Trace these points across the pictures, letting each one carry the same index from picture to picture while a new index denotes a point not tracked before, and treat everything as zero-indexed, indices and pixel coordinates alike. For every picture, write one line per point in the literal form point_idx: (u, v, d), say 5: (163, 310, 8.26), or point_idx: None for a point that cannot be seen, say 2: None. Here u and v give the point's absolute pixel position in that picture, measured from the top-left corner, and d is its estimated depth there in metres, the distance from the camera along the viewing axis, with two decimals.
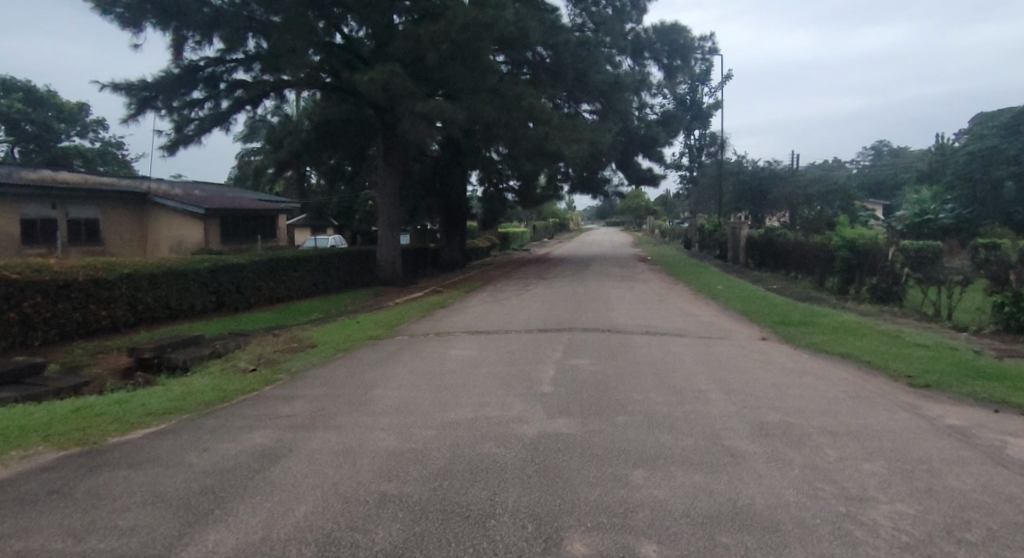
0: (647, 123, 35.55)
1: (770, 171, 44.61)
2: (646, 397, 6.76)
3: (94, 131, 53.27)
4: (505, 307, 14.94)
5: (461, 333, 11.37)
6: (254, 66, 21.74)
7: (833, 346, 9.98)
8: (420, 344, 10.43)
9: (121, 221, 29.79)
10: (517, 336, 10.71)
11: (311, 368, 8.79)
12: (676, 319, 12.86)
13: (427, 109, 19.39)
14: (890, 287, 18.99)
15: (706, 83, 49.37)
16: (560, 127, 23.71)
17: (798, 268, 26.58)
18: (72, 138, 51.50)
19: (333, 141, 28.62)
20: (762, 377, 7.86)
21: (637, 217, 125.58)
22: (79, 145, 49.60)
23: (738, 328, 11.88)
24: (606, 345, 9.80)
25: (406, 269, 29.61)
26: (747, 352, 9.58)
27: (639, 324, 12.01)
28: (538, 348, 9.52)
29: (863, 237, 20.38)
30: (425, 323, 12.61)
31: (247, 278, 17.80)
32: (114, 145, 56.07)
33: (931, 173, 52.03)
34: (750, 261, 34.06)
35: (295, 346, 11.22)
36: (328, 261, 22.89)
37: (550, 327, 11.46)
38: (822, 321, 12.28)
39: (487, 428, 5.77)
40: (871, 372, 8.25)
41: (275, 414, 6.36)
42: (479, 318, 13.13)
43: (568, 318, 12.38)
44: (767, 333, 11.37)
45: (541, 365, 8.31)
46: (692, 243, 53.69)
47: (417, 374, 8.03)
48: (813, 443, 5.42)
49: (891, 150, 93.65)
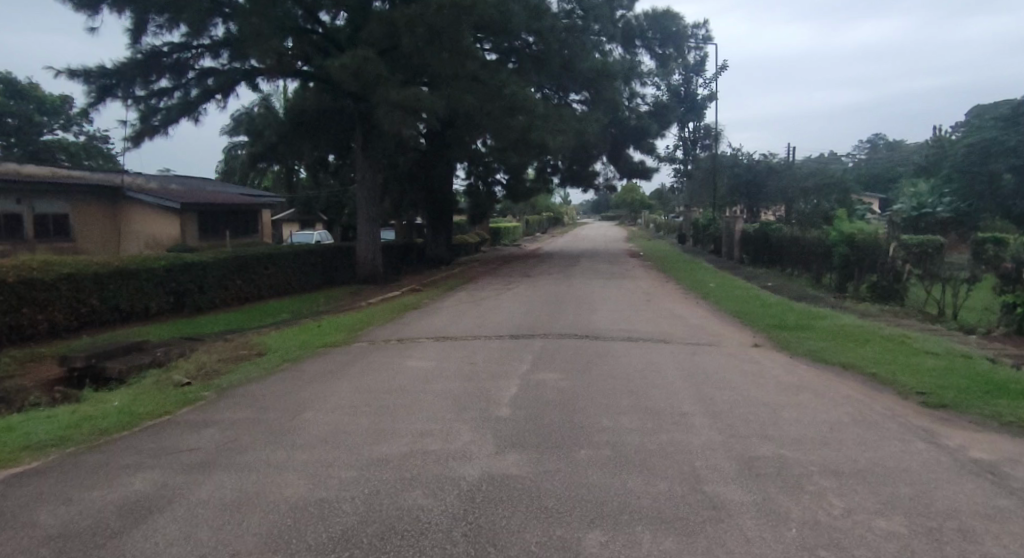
0: (638, 114, 34.54)
1: (765, 164, 43.70)
2: (617, 423, 5.79)
3: (77, 124, 51.85)
4: (481, 309, 13.90)
5: (427, 339, 10.34)
6: (222, 53, 20.58)
7: (832, 354, 9.05)
8: (378, 352, 9.42)
9: (93, 216, 28.61)
10: (487, 344, 9.71)
11: (247, 382, 7.75)
12: (662, 323, 11.87)
13: (403, 98, 18.27)
14: (891, 285, 18.12)
15: (700, 74, 48.43)
16: (545, 116, 22.66)
17: (793, 264, 25.71)
18: (55, 132, 50.05)
19: (311, 132, 27.47)
20: (753, 396, 6.87)
21: (632, 211, 124.65)
22: (61, 139, 48.24)
23: (728, 333, 10.94)
24: (583, 355, 8.81)
25: (389, 267, 28.55)
26: (737, 363, 8.60)
27: (622, 329, 11.02)
28: (505, 360, 8.53)
29: (862, 232, 19.49)
30: (390, 327, 11.62)
31: (211, 277, 16.71)
32: (98, 138, 54.69)
33: (929, 166, 51.12)
34: (745, 256, 33.15)
35: (245, 353, 10.18)
36: (303, 258, 21.83)
37: (525, 333, 10.47)
38: (818, 325, 11.35)
39: (421, 467, 4.77)
40: (875, 388, 7.31)
41: (176, 447, 5.30)
42: (450, 321, 12.16)
43: (545, 322, 11.41)
44: (761, 339, 10.43)
45: (505, 381, 7.33)
46: (686, 239, 52.80)
47: (362, 392, 7.02)
48: (812, 488, 4.44)
49: (887, 143, 92.55)
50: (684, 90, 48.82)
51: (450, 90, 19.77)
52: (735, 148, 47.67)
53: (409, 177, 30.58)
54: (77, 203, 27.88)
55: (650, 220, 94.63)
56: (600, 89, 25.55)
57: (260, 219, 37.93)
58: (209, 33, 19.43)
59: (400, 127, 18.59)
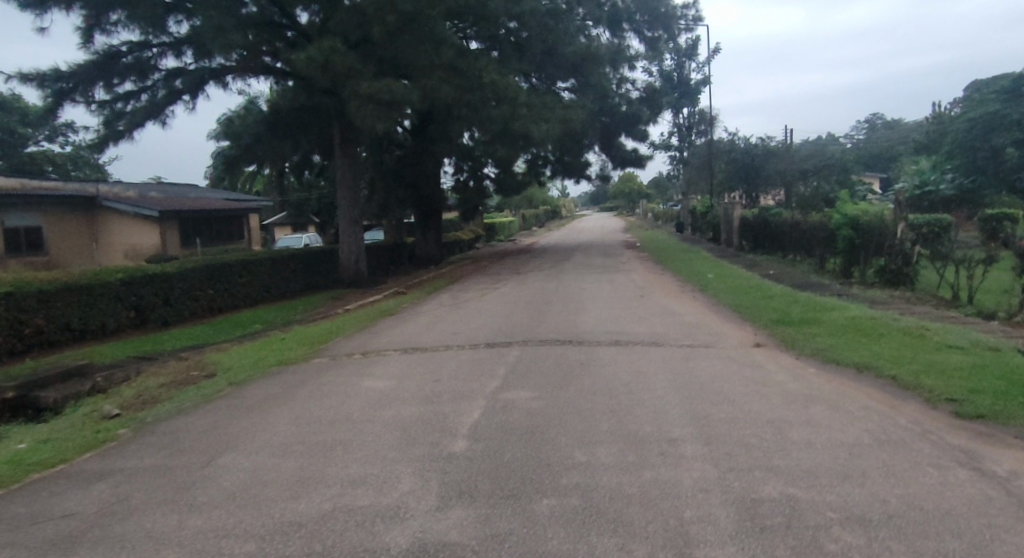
0: (629, 101, 33.48)
1: (763, 147, 42.61)
2: (592, 458, 4.77)
3: (63, 135, 50.81)
4: (462, 313, 12.90)
5: (394, 352, 9.31)
6: (185, 53, 19.45)
7: (844, 354, 8.02)
8: (336, 370, 8.39)
9: (69, 227, 27.60)
10: (458, 356, 8.69)
11: (177, 414, 6.73)
12: (654, 322, 10.84)
13: (375, 90, 17.17)
14: (900, 269, 17.10)
15: (693, 58, 47.38)
16: (529, 105, 21.57)
17: (795, 250, 24.69)
18: (40, 143, 49.02)
19: (289, 131, 26.37)
20: (756, 412, 5.84)
21: (629, 202, 123.64)
22: (46, 150, 47.23)
23: (728, 332, 9.90)
24: (565, 366, 7.78)
25: (375, 268, 27.54)
26: (738, 369, 7.57)
27: (610, 331, 9.99)
28: (473, 374, 7.51)
29: (867, 213, 18.45)
30: (358, 338, 10.61)
31: (177, 288, 15.71)
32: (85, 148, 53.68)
33: (929, 144, 49.99)
34: (744, 243, 32.13)
35: (194, 374, 9.19)
36: (281, 263, 20.83)
37: (502, 340, 9.45)
38: (826, 318, 10.32)
39: (336, 535, 3.73)
40: (895, 395, 6.32)
41: (48, 512, 4.28)
42: (424, 328, 11.17)
43: (526, 327, 10.40)
44: (763, 337, 9.40)
45: (469, 403, 6.30)
46: (684, 227, 51.80)
47: (301, 422, 6.00)
48: (834, 549, 3.42)
49: (885, 123, 91.03)
50: (676, 76, 47.81)
51: (426, 80, 18.69)
52: (731, 133, 46.64)
53: (394, 174, 29.54)
54: (50, 215, 26.84)
55: (647, 209, 93.69)
56: (586, 74, 24.46)
57: (246, 224, 36.85)
58: (168, 30, 18.28)
59: (374, 121, 17.54)
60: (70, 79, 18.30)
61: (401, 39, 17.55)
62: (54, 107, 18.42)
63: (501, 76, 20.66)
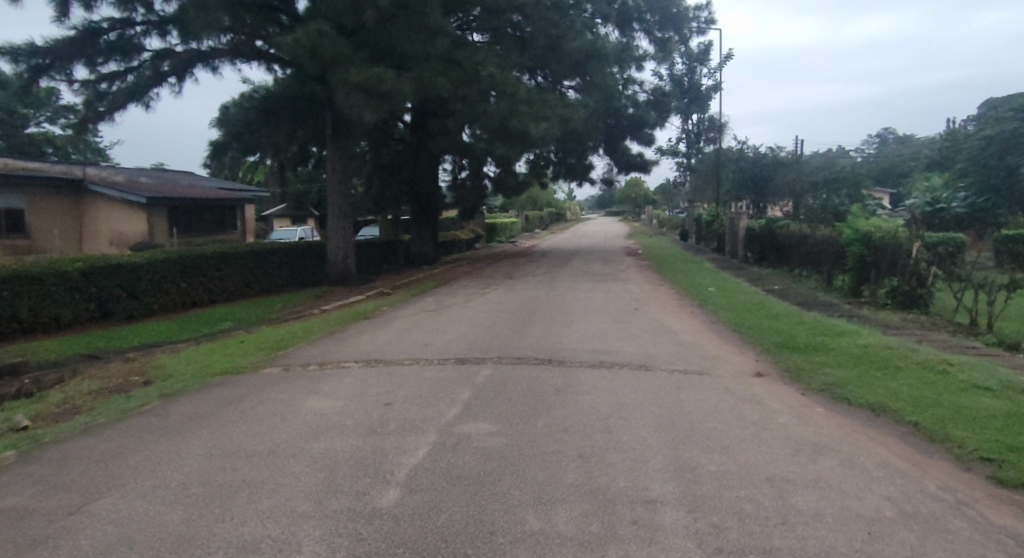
0: (636, 104, 32.57)
1: (772, 157, 41.66)
2: (549, 526, 3.79)
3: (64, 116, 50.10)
4: (441, 320, 11.98)
5: (352, 365, 8.34)
6: (171, 34, 18.55)
7: (857, 391, 7.05)
8: (282, 384, 7.42)
9: (53, 211, 26.76)
10: (423, 373, 7.74)
11: (82, 432, 5.81)
12: (646, 342, 9.89)
13: (365, 78, 16.26)
14: (914, 291, 16.18)
15: (705, 64, 46.51)
16: (529, 101, 20.61)
17: (802, 264, 23.71)
18: (40, 123, 48.33)
19: (282, 120, 25.48)
20: (753, 468, 4.85)
21: (635, 207, 122.62)
22: (46, 131, 46.56)
23: (725, 357, 8.94)
24: (537, 393, 6.82)
25: (365, 266, 26.66)
26: (735, 406, 6.61)
27: (596, 351, 9.03)
28: (431, 398, 6.56)
29: (881, 229, 17.49)
30: (322, 345, 9.70)
31: (144, 281, 14.84)
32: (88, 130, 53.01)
33: (943, 160, 48.87)
34: (750, 255, 31.15)
35: (133, 379, 8.30)
36: (264, 257, 19.93)
37: (474, 356, 8.51)
38: (835, 345, 9.37)
39: None
40: (918, 449, 5.35)
41: None
42: (396, 337, 10.26)
43: (504, 342, 9.47)
44: (765, 366, 8.43)
45: (418, 438, 5.34)
46: (689, 235, 50.95)
47: (211, 455, 5.01)
48: None
49: (895, 138, 90.01)
50: (687, 81, 46.98)
51: (421, 70, 17.78)
52: (740, 141, 45.68)
53: (390, 170, 28.66)
54: (34, 197, 25.95)
55: (653, 215, 92.69)
56: (591, 73, 23.54)
57: (239, 214, 36.02)
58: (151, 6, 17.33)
59: (363, 111, 16.60)
60: (47, 55, 17.36)
61: (395, 26, 16.65)
62: (29, 84, 17.48)
63: (500, 70, 19.74)
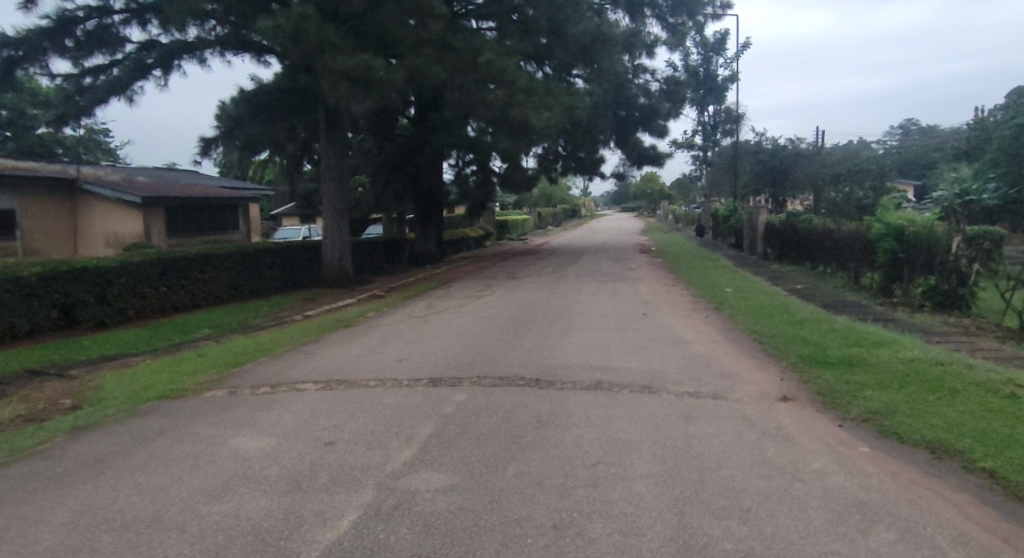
0: (649, 93, 31.12)
1: (792, 149, 39.95)
2: None
3: None
4: (426, 329, 10.79)
5: (309, 388, 7.15)
6: (153, 24, 17.60)
7: (908, 423, 5.73)
8: (218, 414, 6.22)
9: (47, 212, 26.13)
10: (385, 398, 6.53)
11: None
12: (652, 356, 8.60)
13: (350, 65, 15.12)
14: (953, 291, 14.78)
15: (721, 53, 44.98)
16: (531, 89, 19.31)
17: (827, 262, 22.17)
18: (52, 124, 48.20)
19: (276, 116, 24.49)
20: (783, 546, 3.58)
21: (651, 202, 120.83)
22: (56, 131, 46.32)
23: (743, 376, 7.61)
24: (515, 428, 5.58)
25: (365, 267, 25.60)
26: (759, 444, 5.33)
27: (593, 369, 7.75)
28: (385, 434, 5.35)
29: (914, 223, 16.00)
30: (286, 360, 8.60)
31: (116, 285, 13.94)
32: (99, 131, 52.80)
33: (971, 149, 46.58)
34: (770, 251, 29.57)
35: (63, 402, 7.28)
36: (253, 258, 18.91)
37: (450, 376, 7.31)
38: (874, 359, 8.01)
39: None
40: (1003, 512, 4.03)
41: None
42: (370, 349, 9.14)
43: (488, 357, 8.29)
44: (793, 388, 7.10)
45: (348, 499, 4.11)
46: (705, 231, 49.43)
47: (73, 523, 3.84)
48: None
49: (919, 129, 87.26)
50: (702, 71, 45.49)
51: (412, 56, 16.59)
52: (758, 133, 43.95)
53: (391, 166, 27.53)
54: (26, 197, 25.31)
55: (669, 210, 90.83)
56: (598, 60, 22.21)
57: (241, 213, 35.23)
58: None
59: (349, 101, 15.45)
60: (20, 47, 16.49)
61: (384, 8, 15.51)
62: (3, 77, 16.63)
63: (499, 57, 18.45)
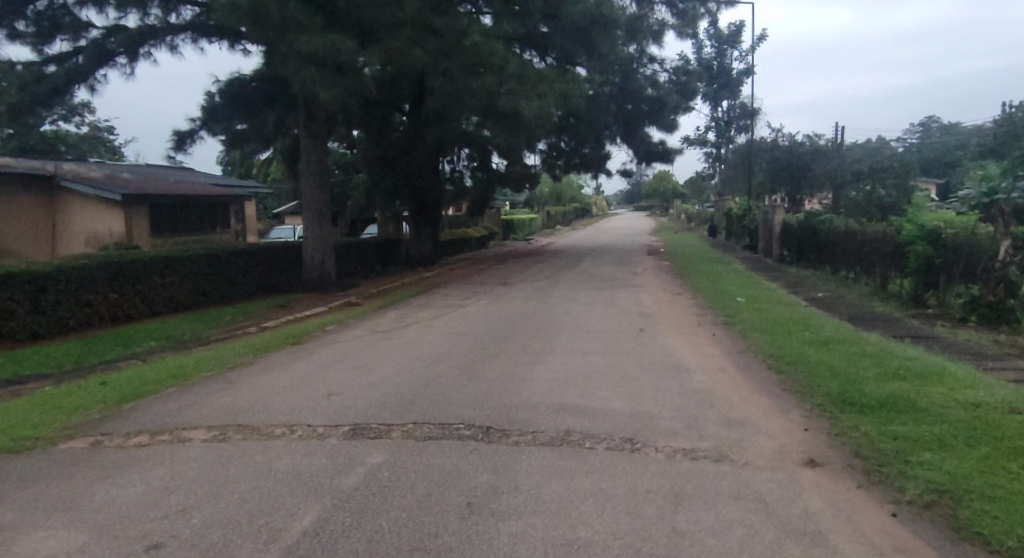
0: (656, 84, 29.30)
1: (810, 145, 37.95)
2: None
3: (81, 115, 49.07)
4: (381, 349, 9.26)
5: (197, 439, 5.55)
6: (111, 5, 16.26)
7: (995, 509, 3.96)
8: (52, 477, 4.67)
9: (23, 210, 24.92)
10: (278, 460, 4.89)
11: None
12: (641, 393, 6.96)
13: (315, 46, 13.59)
14: (1001, 302, 13.04)
15: (735, 45, 43.18)
16: (522, 77, 17.65)
17: (850, 266, 20.29)
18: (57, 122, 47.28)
19: (258, 114, 23.06)
20: None
21: (664, 201, 118.54)
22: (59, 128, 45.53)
23: (755, 426, 5.93)
24: (432, 517, 3.90)
25: (352, 271, 24.06)
26: (777, 549, 3.64)
27: (563, 414, 6.15)
28: (239, 530, 3.71)
29: (952, 225, 14.19)
30: (195, 394, 7.02)
31: (53, 292, 12.60)
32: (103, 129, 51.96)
33: (998, 146, 44.13)
34: (786, 253, 27.70)
35: None
36: (221, 260, 17.41)
37: (378, 424, 5.72)
38: (920, 400, 6.28)
39: None
40: None
41: None
42: (304, 379, 7.60)
43: (435, 392, 6.75)
44: (823, 447, 5.39)
45: None
46: (718, 232, 47.64)
47: None
48: None
49: (938, 126, 84.46)
50: (716, 65, 43.67)
51: (389, 38, 15.02)
52: (774, 129, 41.97)
53: (382, 163, 26.01)
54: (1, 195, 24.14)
55: (682, 208, 88.58)
56: (598, 44, 20.51)
57: (233, 212, 33.92)
58: None
59: (315, 86, 13.95)
60: None
61: None
62: None
63: (487, 40, 16.83)
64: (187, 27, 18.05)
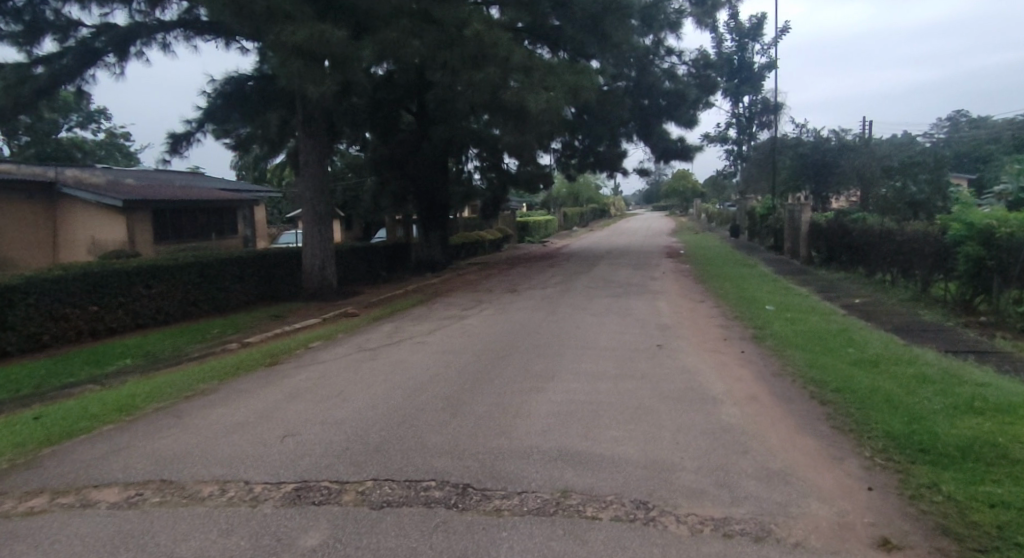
0: (674, 78, 27.96)
1: (837, 140, 36.20)
2: None
3: (98, 121, 49.16)
4: (364, 373, 8.18)
5: (108, 500, 4.52)
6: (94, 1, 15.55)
7: None
8: None
9: (25, 217, 24.45)
10: (183, 541, 3.75)
11: None
12: (660, 434, 5.75)
13: (301, 37, 12.58)
14: None
15: (757, 38, 41.53)
16: (529, 69, 16.50)
17: (887, 268, 18.73)
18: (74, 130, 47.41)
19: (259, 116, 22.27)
20: None
21: (683, 201, 116.38)
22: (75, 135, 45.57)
23: (805, 484, 4.68)
24: None
25: (356, 278, 23.08)
26: None
27: (562, 464, 4.98)
28: None
29: (1007, 223, 12.69)
30: (131, 436, 5.96)
31: (21, 307, 11.73)
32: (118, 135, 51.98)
33: None
34: (814, 254, 26.13)
35: None
36: (214, 268, 16.50)
37: (329, 482, 4.61)
38: (1012, 446, 4.96)
39: None
40: None
41: None
42: (264, 414, 6.51)
43: (410, 436, 5.62)
44: (897, 516, 4.13)
45: None
46: (740, 232, 45.97)
47: None
48: None
49: (968, 120, 81.39)
50: (737, 59, 42.12)
51: (383, 28, 14.00)
52: (799, 124, 40.28)
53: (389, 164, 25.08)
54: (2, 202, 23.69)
55: (702, 208, 86.54)
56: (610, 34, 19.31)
57: (241, 217, 33.22)
58: None
59: (303, 79, 12.94)
60: None
61: None
62: None
63: (490, 29, 15.72)
64: (178, 24, 17.29)
